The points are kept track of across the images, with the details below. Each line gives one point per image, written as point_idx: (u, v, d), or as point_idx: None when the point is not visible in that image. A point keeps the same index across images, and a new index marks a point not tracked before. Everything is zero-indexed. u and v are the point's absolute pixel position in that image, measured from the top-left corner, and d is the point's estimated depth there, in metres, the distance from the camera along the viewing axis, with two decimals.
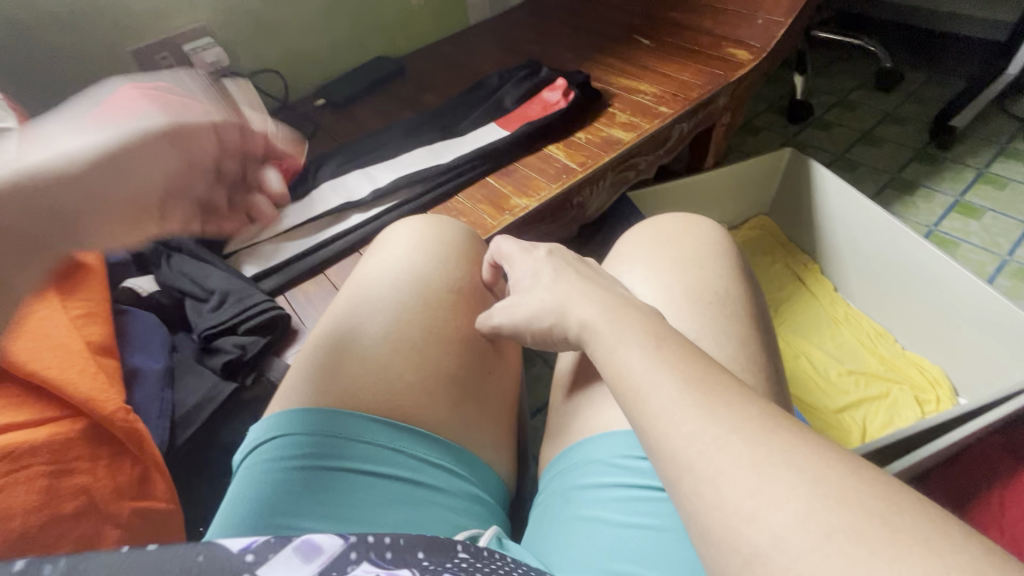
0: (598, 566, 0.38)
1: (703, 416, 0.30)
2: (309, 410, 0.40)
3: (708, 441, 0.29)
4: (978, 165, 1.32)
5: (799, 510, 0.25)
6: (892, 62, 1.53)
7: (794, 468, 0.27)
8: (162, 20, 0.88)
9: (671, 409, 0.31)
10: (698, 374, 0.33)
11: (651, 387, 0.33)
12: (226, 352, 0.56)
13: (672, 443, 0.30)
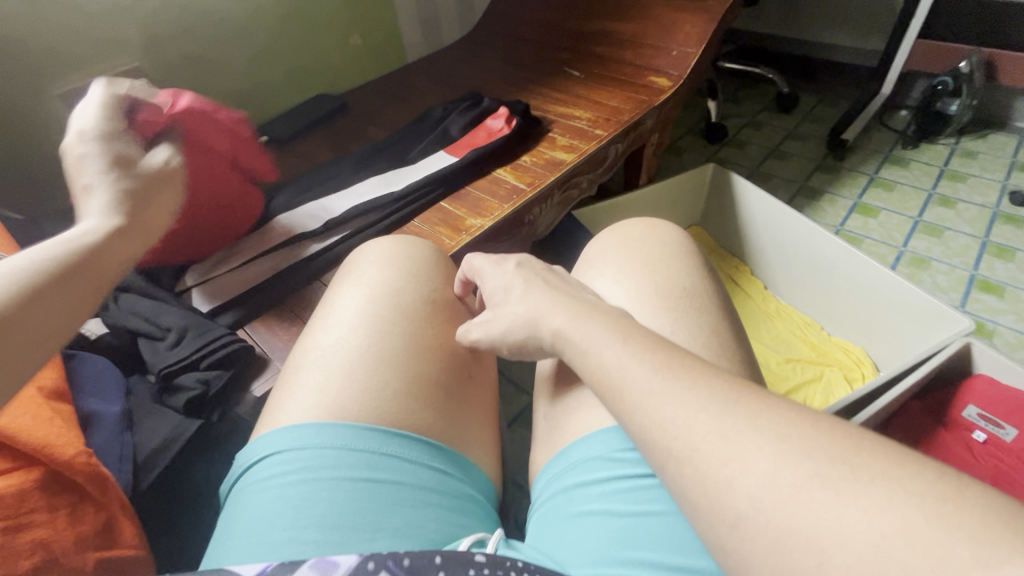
0: (610, 557, 0.40)
1: (673, 400, 0.33)
2: (298, 425, 0.41)
3: (685, 422, 0.32)
4: (869, 171, 1.50)
5: (777, 473, 0.28)
6: (788, 87, 1.72)
7: (763, 436, 0.30)
8: (91, 62, 0.86)
9: (649, 392, 0.34)
10: (665, 361, 0.35)
11: (629, 372, 0.36)
12: (190, 389, 0.54)
13: (652, 432, 0.33)
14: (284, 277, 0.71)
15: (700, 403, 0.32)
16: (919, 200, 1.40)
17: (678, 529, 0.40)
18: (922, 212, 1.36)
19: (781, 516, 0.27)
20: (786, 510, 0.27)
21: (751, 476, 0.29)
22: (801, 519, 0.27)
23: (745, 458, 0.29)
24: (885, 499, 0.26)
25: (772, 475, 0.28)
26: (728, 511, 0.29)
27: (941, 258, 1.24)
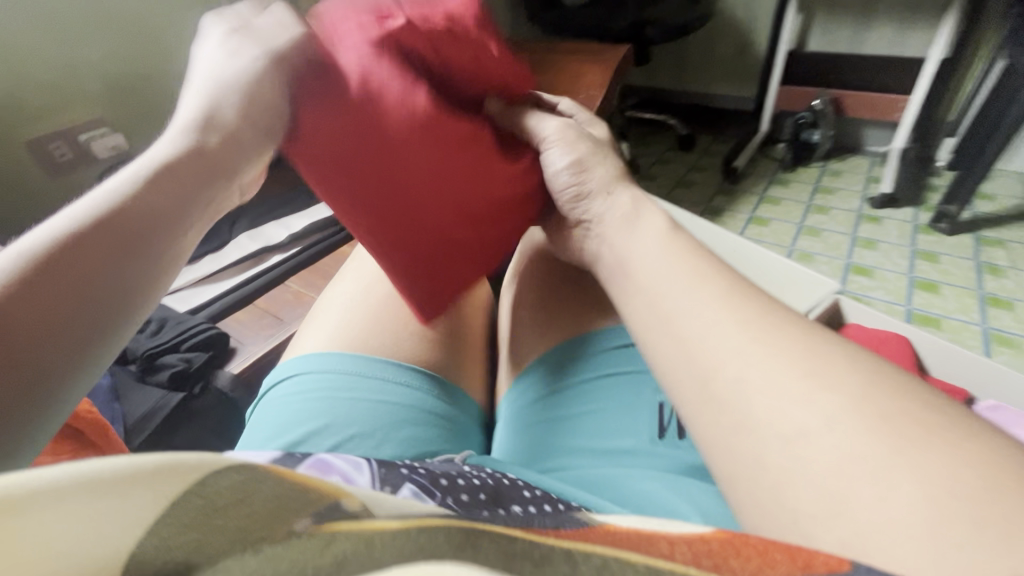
0: (588, 478, 0.46)
1: (737, 309, 0.32)
2: (321, 354, 0.50)
3: (716, 336, 0.32)
4: (758, 191, 1.77)
5: (823, 417, 0.27)
6: (686, 129, 2.01)
7: (796, 367, 0.29)
8: (56, 115, 0.95)
9: (692, 303, 0.35)
10: (731, 283, 0.35)
11: (672, 286, 0.36)
12: (172, 365, 0.60)
13: (705, 319, 0.32)
14: (252, 280, 0.78)
15: (755, 328, 0.32)
16: (800, 210, 1.66)
17: (647, 460, 0.46)
18: (804, 219, 1.61)
19: (785, 428, 0.27)
20: (786, 429, 0.27)
21: (770, 397, 0.29)
22: (812, 458, 0.26)
23: (772, 372, 0.29)
24: (906, 477, 0.24)
25: (807, 418, 0.27)
26: (738, 407, 0.29)
27: (822, 253, 1.47)
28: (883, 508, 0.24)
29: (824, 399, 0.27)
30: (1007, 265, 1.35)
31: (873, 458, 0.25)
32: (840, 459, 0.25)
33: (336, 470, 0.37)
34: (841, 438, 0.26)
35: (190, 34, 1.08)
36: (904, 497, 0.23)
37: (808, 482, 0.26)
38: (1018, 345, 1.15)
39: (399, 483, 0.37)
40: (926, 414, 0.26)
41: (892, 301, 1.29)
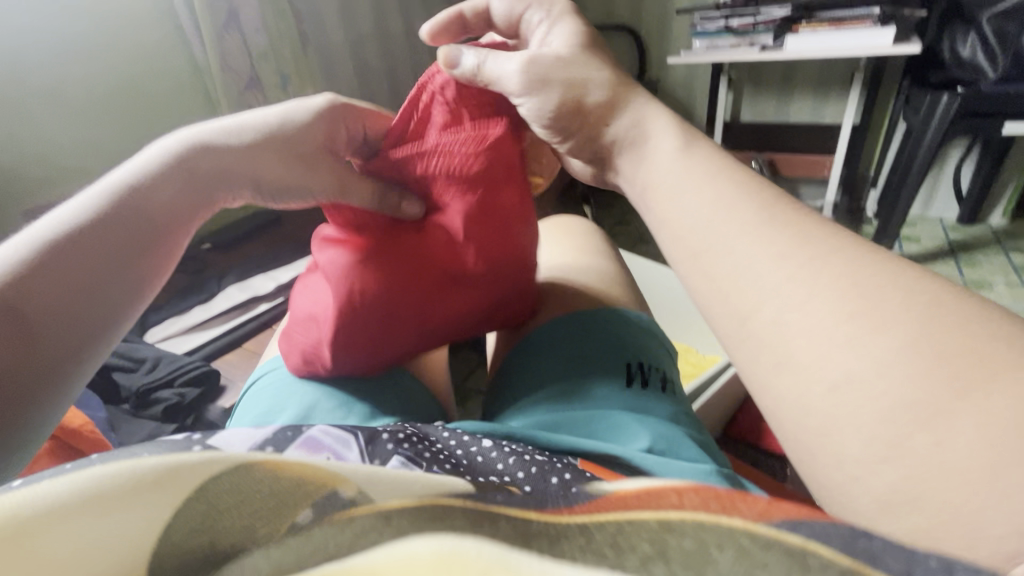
0: (582, 422, 0.44)
1: (778, 245, 0.32)
2: (298, 363, 0.57)
3: (780, 307, 0.30)
4: None
5: (881, 365, 0.27)
6: None
7: (842, 307, 0.29)
8: None
9: (753, 269, 0.31)
10: (764, 210, 0.33)
11: (729, 242, 0.33)
12: (167, 399, 0.64)
13: (735, 257, 0.32)
14: (241, 326, 0.84)
15: (815, 284, 0.30)
16: None
17: (648, 429, 0.43)
18: None
19: (857, 400, 0.27)
20: (872, 403, 0.27)
21: (820, 343, 0.29)
22: (893, 428, 0.27)
23: (836, 336, 0.28)
24: (968, 426, 0.25)
25: (889, 388, 0.27)
26: (806, 368, 0.29)
27: None
28: (958, 473, 0.25)
29: (895, 353, 0.27)
30: None
31: (960, 427, 0.25)
32: (925, 432, 0.26)
33: (322, 450, 0.35)
34: (904, 393, 0.26)
35: None
36: (973, 451, 0.25)
37: (871, 451, 0.27)
38: None
39: (386, 456, 0.35)
40: (993, 336, 0.26)
41: None
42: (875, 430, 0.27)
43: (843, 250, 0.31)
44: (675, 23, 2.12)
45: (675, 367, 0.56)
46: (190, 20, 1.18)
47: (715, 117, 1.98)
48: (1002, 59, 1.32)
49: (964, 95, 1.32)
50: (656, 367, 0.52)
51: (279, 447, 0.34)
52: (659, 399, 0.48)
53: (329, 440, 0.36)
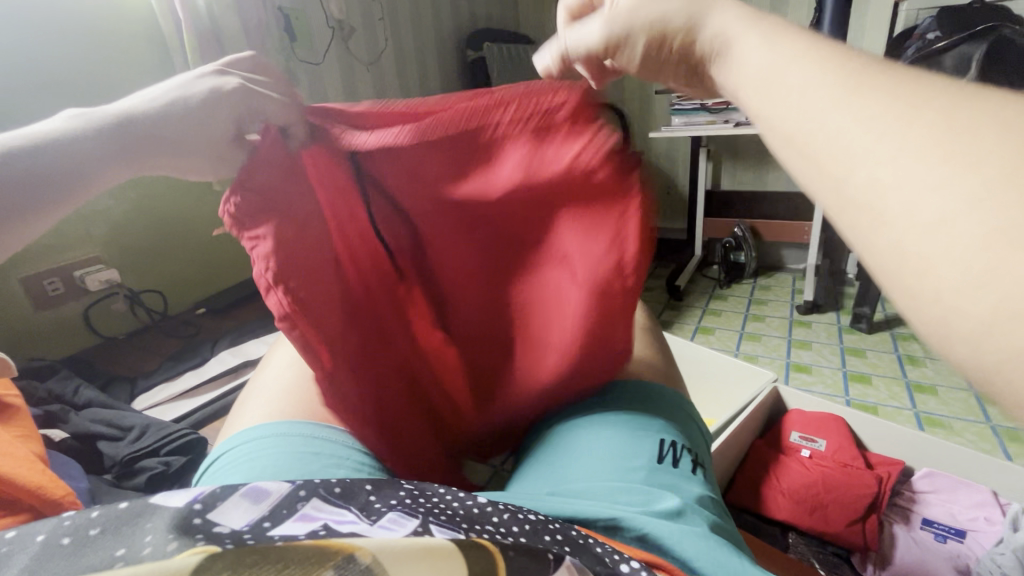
0: (596, 490, 0.43)
1: (862, 116, 0.22)
2: (269, 426, 0.50)
3: (832, 131, 0.23)
4: (701, 305, 1.94)
5: (931, 166, 0.19)
6: (632, 257, 2.25)
7: (968, 190, 0.18)
8: (57, 255, 1.08)
9: (812, 103, 0.24)
10: (877, 82, 0.23)
11: (775, 87, 0.26)
12: (151, 468, 0.63)
13: (821, 136, 0.23)
14: (231, 393, 0.83)
15: (857, 104, 0.23)
16: (740, 318, 1.82)
17: (658, 502, 0.42)
18: (744, 326, 1.77)
19: (895, 224, 0.20)
20: (909, 230, 0.20)
21: (923, 219, 0.19)
22: (941, 252, 0.19)
23: (876, 149, 0.21)
24: (999, 215, 0.18)
25: (948, 203, 0.19)
26: (840, 201, 0.22)
27: (765, 354, 1.60)
28: (1000, 310, 0.17)
29: (918, 169, 0.20)
30: (924, 355, 1.52)
31: (982, 232, 0.18)
32: (951, 251, 0.18)
33: (319, 518, 0.33)
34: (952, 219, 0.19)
35: (185, 185, 1.26)
36: (980, 271, 0.18)
37: (916, 284, 0.20)
38: (948, 426, 1.25)
39: (380, 515, 0.34)
40: None
41: (831, 394, 1.39)
42: (919, 264, 0.19)
43: (921, 76, 0.22)
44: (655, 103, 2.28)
45: (702, 443, 0.53)
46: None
47: (697, 186, 2.08)
48: None
49: None
50: (689, 444, 0.50)
51: (276, 521, 0.31)
52: (687, 479, 0.46)
53: (329, 505, 0.34)
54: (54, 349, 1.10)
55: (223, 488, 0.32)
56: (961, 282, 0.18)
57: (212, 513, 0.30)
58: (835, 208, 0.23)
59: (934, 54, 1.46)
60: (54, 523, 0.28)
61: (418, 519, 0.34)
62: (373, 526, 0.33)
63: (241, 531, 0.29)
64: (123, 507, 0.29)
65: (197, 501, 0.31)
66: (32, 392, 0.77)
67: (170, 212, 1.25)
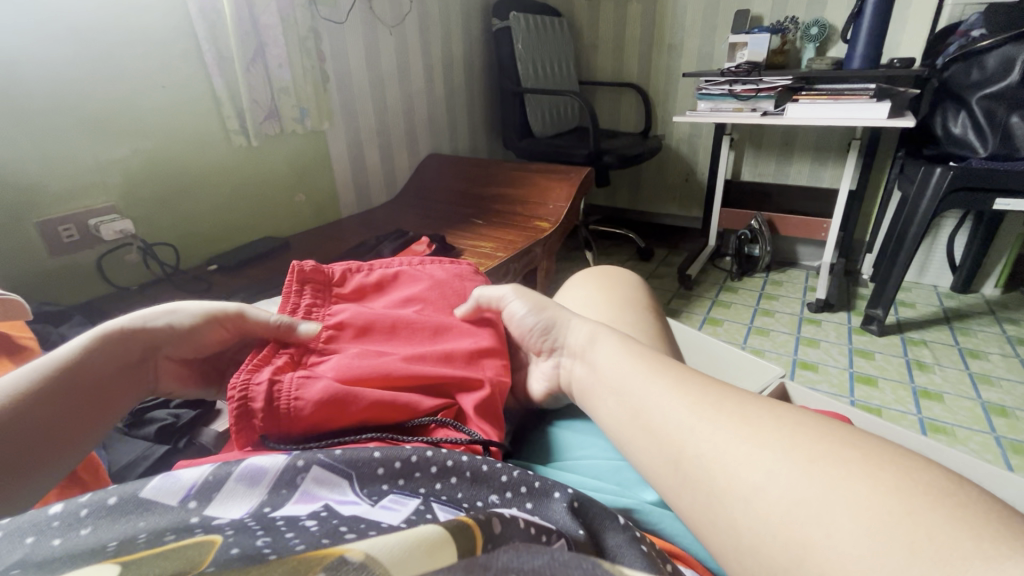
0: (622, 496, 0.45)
1: (750, 442, 0.32)
2: None
3: (742, 463, 0.31)
4: (710, 295, 1.93)
5: (797, 477, 0.29)
6: (644, 243, 2.22)
7: (834, 492, 0.27)
8: (72, 201, 1.09)
9: (712, 434, 0.33)
10: (736, 413, 0.34)
11: (692, 427, 0.34)
12: (161, 421, 0.64)
13: (720, 453, 0.32)
14: None
15: (755, 444, 0.32)
16: (749, 312, 1.81)
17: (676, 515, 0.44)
18: (753, 320, 1.75)
19: (761, 492, 0.29)
20: (809, 518, 0.27)
21: (796, 497, 0.28)
22: (820, 519, 0.27)
23: (783, 472, 0.29)
24: (852, 520, 0.26)
25: (807, 497, 0.28)
26: (752, 496, 0.30)
27: (771, 349, 1.59)
28: (856, 549, 0.25)
29: (775, 459, 0.30)
30: (933, 361, 1.51)
31: (850, 520, 0.26)
32: (791, 496, 0.28)
33: (320, 497, 0.34)
34: (833, 509, 0.27)
35: (199, 143, 1.28)
36: (859, 542, 0.25)
37: (785, 518, 0.28)
38: (952, 433, 1.24)
39: (380, 496, 0.35)
40: (911, 530, 0.25)
41: (836, 393, 1.39)
42: (790, 508, 0.28)
43: (781, 412, 0.34)
44: (681, 86, 2.23)
45: None
46: (209, 53, 1.23)
47: (716, 174, 2.04)
48: (990, 139, 1.40)
49: (955, 170, 1.39)
50: None
51: (276, 506, 0.33)
52: None
53: (333, 468, 0.35)
54: (68, 295, 1.12)
55: (215, 474, 0.33)
56: (829, 519, 0.27)
57: (209, 508, 0.32)
58: (713, 475, 0.32)
59: (976, 53, 1.40)
60: (35, 513, 0.29)
61: (419, 499, 0.35)
62: (374, 507, 0.34)
63: (241, 519, 0.31)
64: (118, 497, 0.31)
65: (192, 496, 0.32)
66: (44, 337, 0.78)
67: (180, 167, 1.26)
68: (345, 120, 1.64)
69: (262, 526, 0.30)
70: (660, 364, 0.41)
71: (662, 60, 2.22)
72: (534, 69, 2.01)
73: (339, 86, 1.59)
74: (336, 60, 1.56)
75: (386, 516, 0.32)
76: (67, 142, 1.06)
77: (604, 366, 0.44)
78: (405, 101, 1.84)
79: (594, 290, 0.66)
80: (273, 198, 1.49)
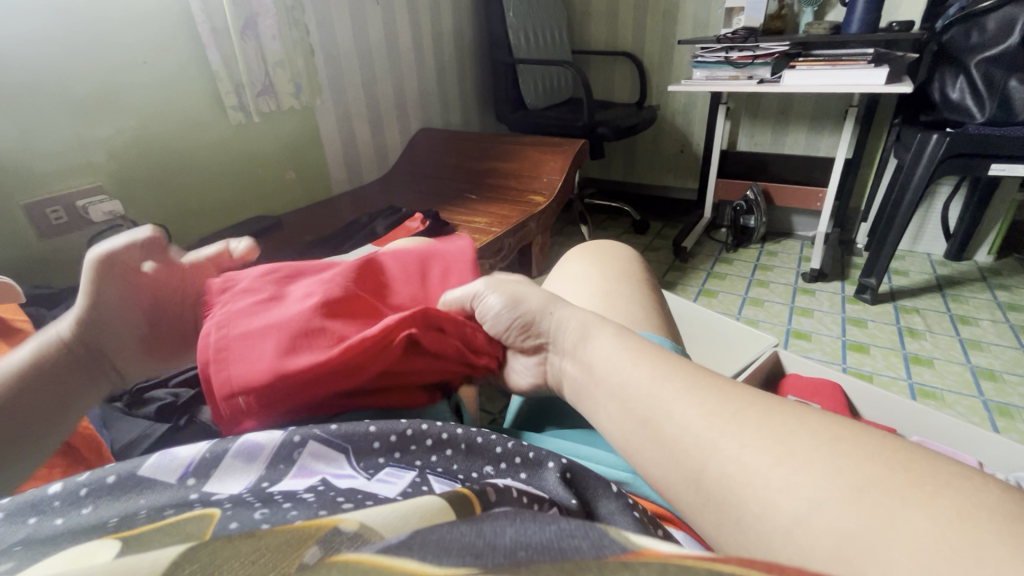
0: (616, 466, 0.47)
1: (792, 461, 0.30)
2: None
3: (783, 484, 0.30)
4: (706, 267, 1.93)
5: (841, 501, 0.28)
6: (639, 215, 2.21)
7: (884, 517, 0.26)
8: (58, 182, 1.07)
9: (751, 456, 0.32)
10: (777, 429, 0.33)
11: (728, 443, 0.33)
12: (161, 399, 0.65)
13: (762, 475, 0.31)
14: None
15: (797, 465, 0.30)
16: (743, 283, 1.82)
17: None
18: (747, 291, 1.76)
19: (804, 517, 0.28)
20: (859, 546, 0.26)
21: (844, 524, 0.27)
22: (871, 549, 0.26)
23: (828, 495, 0.28)
24: (905, 549, 0.25)
25: (854, 522, 0.27)
26: (794, 520, 0.28)
27: (766, 319, 1.60)
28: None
29: (819, 482, 0.29)
30: (924, 329, 1.52)
31: (901, 546, 0.25)
32: (836, 521, 0.27)
33: (317, 471, 0.35)
34: (885, 537, 0.26)
35: (184, 119, 1.25)
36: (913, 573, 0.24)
37: (831, 546, 0.27)
38: (940, 397, 1.27)
39: (377, 469, 0.36)
40: (976, 562, 0.23)
41: (828, 361, 1.41)
42: (837, 535, 0.27)
43: (824, 427, 0.32)
44: (677, 54, 2.18)
45: None
46: (204, 25, 1.20)
47: (711, 144, 2.02)
48: (988, 104, 1.38)
49: (952, 137, 1.38)
50: None
51: (274, 480, 0.33)
52: None
53: (328, 441, 0.36)
54: (60, 277, 1.11)
55: (212, 452, 0.34)
56: (880, 548, 0.25)
57: (207, 484, 0.33)
58: (751, 497, 0.30)
59: (977, 15, 1.38)
60: (35, 492, 0.31)
61: (414, 471, 0.36)
62: (371, 480, 0.35)
63: (240, 494, 0.32)
64: (118, 473, 0.32)
65: (190, 472, 0.33)
66: (38, 319, 0.78)
67: (167, 146, 1.23)
68: (334, 94, 1.60)
69: (260, 500, 0.31)
70: (664, 367, 0.40)
71: (658, 27, 2.17)
72: (527, 39, 1.97)
73: (326, 59, 1.55)
74: (323, 31, 1.52)
75: (382, 489, 0.33)
76: (49, 120, 1.04)
77: (603, 368, 0.43)
78: (395, 73, 1.80)
79: (590, 268, 0.65)
80: (263, 175, 1.47)
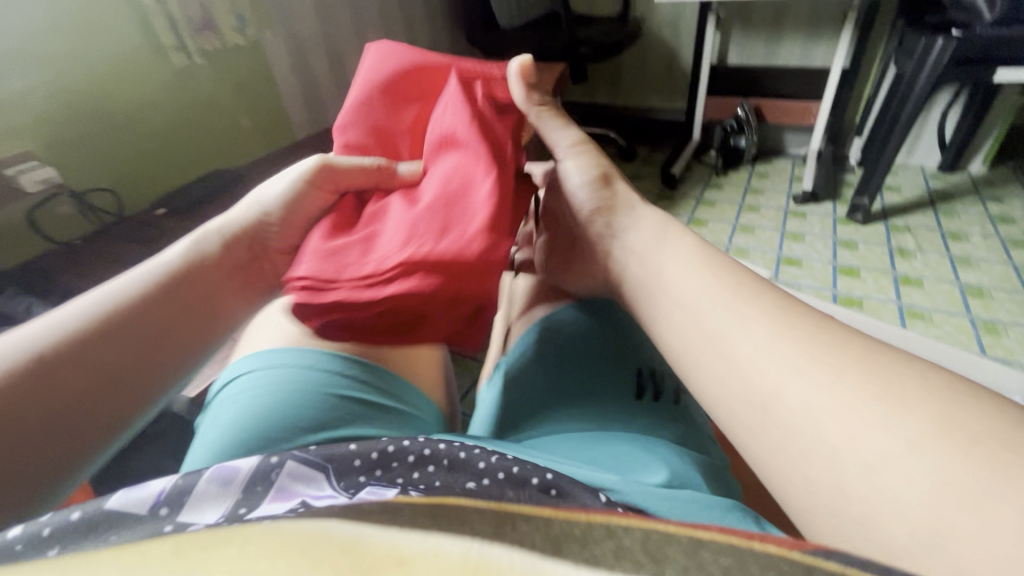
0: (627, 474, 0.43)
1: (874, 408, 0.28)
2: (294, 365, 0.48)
3: (861, 435, 0.27)
4: (695, 195, 1.86)
5: (931, 453, 0.25)
6: (625, 142, 2.09)
7: (975, 473, 0.24)
8: None
9: (827, 398, 0.29)
10: (860, 365, 0.29)
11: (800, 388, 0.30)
12: None
13: (836, 427, 0.28)
14: None
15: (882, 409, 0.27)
16: (733, 209, 1.76)
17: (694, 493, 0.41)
18: (738, 217, 1.71)
19: (885, 474, 0.26)
20: (954, 507, 0.24)
21: (931, 482, 0.25)
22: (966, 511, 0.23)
23: (916, 451, 0.26)
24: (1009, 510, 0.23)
25: (946, 479, 0.24)
26: (880, 475, 0.26)
27: (756, 247, 1.57)
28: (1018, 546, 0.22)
29: (909, 430, 0.26)
30: (915, 247, 1.50)
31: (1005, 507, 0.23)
32: (928, 473, 0.25)
33: (295, 495, 0.32)
34: (988, 497, 0.23)
35: (112, 64, 1.10)
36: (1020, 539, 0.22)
37: (920, 505, 0.25)
38: (929, 317, 1.27)
39: (358, 488, 0.33)
40: None
41: (819, 287, 1.40)
42: (931, 487, 0.25)
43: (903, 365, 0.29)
44: None
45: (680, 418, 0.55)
46: None
47: (701, 59, 1.88)
48: None
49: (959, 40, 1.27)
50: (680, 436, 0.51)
51: (251, 506, 0.30)
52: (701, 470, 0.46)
53: (307, 462, 0.34)
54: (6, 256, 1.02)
55: (185, 481, 0.32)
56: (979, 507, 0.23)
57: (181, 515, 0.30)
58: (830, 447, 0.28)
59: None
60: None
61: (397, 488, 0.33)
62: (353, 497, 0.31)
63: (215, 521, 0.29)
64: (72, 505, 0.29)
65: (161, 503, 0.30)
66: None
67: (98, 99, 1.10)
68: (282, 25, 1.43)
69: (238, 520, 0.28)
70: (754, 286, 0.36)
71: None
72: None
73: None
74: None
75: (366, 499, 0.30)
76: None
77: (679, 282, 0.38)
78: None
79: None
80: (214, 124, 1.34)
